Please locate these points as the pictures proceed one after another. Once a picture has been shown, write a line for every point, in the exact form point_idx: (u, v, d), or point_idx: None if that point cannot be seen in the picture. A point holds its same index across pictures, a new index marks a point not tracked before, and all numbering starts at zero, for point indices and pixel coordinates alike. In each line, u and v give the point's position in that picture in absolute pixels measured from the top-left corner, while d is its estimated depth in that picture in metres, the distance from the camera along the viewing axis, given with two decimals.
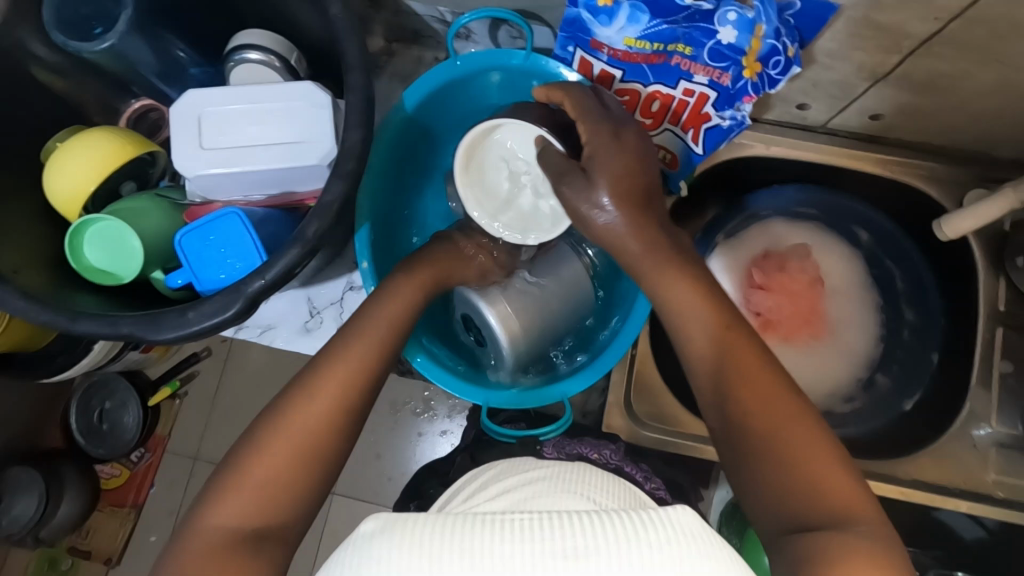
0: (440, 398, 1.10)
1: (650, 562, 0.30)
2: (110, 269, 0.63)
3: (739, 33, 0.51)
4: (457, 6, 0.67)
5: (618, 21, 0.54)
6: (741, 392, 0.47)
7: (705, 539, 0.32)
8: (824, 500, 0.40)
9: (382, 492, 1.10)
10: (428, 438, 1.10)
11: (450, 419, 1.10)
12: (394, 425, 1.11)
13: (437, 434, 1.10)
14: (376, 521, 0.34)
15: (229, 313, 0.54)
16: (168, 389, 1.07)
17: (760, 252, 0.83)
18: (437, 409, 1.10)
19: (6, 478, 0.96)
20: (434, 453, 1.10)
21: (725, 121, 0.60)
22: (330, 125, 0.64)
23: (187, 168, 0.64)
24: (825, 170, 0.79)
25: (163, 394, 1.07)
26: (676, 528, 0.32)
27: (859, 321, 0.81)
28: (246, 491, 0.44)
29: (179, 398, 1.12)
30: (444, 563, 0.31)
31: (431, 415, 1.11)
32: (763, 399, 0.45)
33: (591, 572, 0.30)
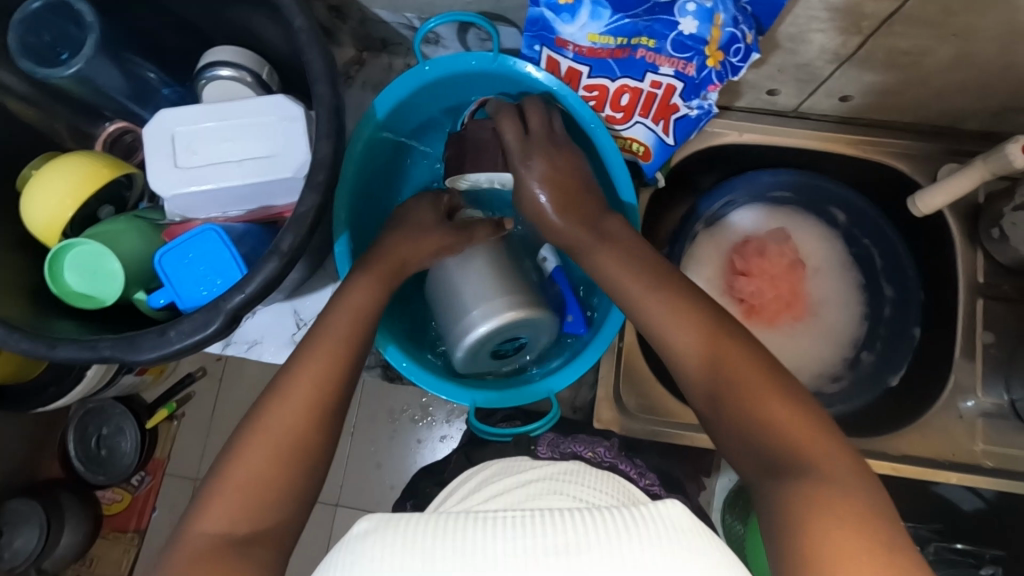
0: (437, 402, 1.10)
1: (642, 559, 0.30)
2: (91, 293, 0.63)
3: (699, 24, 0.52)
4: (423, 11, 0.68)
5: (580, 18, 0.54)
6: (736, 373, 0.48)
7: (696, 533, 0.33)
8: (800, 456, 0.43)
9: (382, 500, 1.10)
10: (428, 445, 1.11)
11: (450, 423, 1.10)
12: (394, 434, 1.11)
13: (437, 440, 1.11)
14: (369, 521, 0.34)
15: (211, 329, 0.54)
16: (164, 411, 1.07)
17: (741, 237, 0.83)
18: (435, 414, 1.11)
19: (7, 511, 0.96)
20: (434, 458, 1.10)
21: (694, 111, 0.60)
22: (302, 137, 0.64)
23: (159, 184, 0.64)
24: (797, 153, 0.80)
25: (160, 415, 1.07)
26: (666, 523, 0.32)
27: (841, 299, 0.82)
28: (231, 513, 0.45)
29: (177, 419, 1.12)
30: (437, 561, 0.31)
31: (429, 422, 1.11)
32: (749, 375, 0.48)
33: (582, 568, 0.30)
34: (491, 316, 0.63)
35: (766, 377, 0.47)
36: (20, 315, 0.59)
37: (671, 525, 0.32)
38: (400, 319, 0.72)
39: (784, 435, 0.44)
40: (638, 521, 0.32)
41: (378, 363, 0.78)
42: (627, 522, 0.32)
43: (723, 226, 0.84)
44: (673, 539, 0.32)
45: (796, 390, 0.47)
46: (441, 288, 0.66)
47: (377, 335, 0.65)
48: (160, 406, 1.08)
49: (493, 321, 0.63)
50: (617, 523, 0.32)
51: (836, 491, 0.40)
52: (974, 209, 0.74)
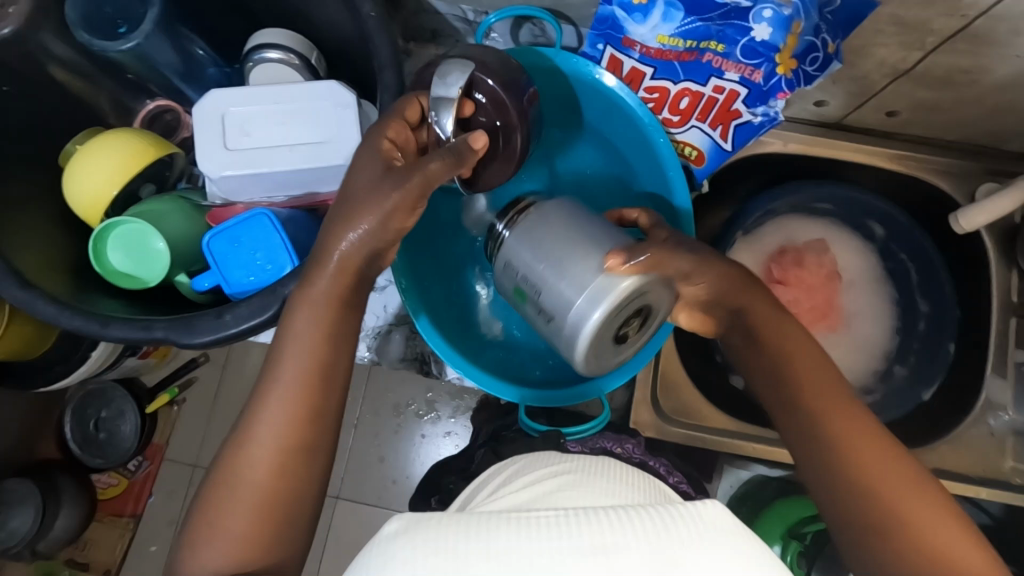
0: (443, 399, 1.10)
1: (676, 556, 0.31)
2: (134, 273, 0.62)
3: (773, 31, 0.52)
4: (481, 4, 0.67)
5: (652, 19, 0.54)
6: (796, 382, 0.51)
7: (729, 531, 0.33)
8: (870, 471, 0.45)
9: (388, 495, 1.09)
10: (432, 440, 1.10)
11: (455, 419, 1.10)
12: (398, 429, 1.11)
13: (442, 435, 1.10)
14: (400, 521, 0.34)
15: (267, 315, 0.53)
16: (166, 397, 1.05)
17: (777, 247, 0.83)
18: (440, 410, 1.11)
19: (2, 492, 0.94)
20: (439, 454, 1.10)
21: (757, 118, 0.60)
22: (355, 124, 0.63)
23: (203, 159, 0.63)
24: (840, 165, 0.80)
25: (162, 401, 1.05)
26: (700, 522, 0.33)
27: (873, 312, 0.82)
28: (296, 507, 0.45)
29: (177, 405, 1.11)
30: (471, 561, 0.31)
31: (434, 417, 1.11)
32: (789, 394, 0.51)
33: (618, 567, 0.31)
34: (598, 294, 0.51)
35: (830, 389, 0.50)
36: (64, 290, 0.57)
37: (705, 523, 0.33)
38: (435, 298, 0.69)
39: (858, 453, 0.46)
40: (670, 521, 0.33)
41: (413, 356, 0.77)
42: (658, 522, 0.33)
43: (761, 234, 0.83)
44: (710, 536, 0.33)
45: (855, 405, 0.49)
46: (530, 287, 0.56)
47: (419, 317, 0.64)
48: (162, 392, 1.07)
49: (609, 298, 0.51)
50: (649, 524, 0.33)
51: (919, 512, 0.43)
52: (1011, 229, 0.75)
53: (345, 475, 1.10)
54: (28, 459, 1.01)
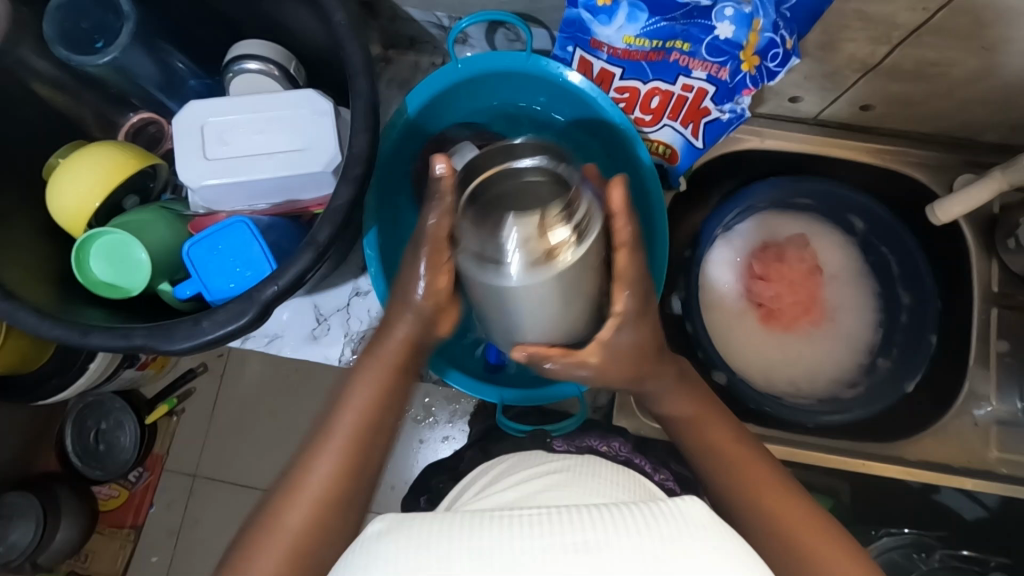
0: (439, 403, 1.10)
1: (658, 551, 0.33)
2: (116, 282, 0.63)
3: (736, 29, 0.52)
4: (455, 10, 0.68)
5: (617, 20, 0.55)
6: (716, 431, 0.58)
7: (712, 527, 0.35)
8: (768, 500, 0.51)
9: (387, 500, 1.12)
10: (430, 444, 1.11)
11: (451, 424, 1.10)
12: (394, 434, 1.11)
13: (439, 440, 1.11)
14: (383, 521, 0.36)
15: (244, 320, 0.54)
16: (165, 406, 1.06)
17: (758, 243, 0.83)
18: (437, 415, 1.10)
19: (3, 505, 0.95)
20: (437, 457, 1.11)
21: (725, 115, 0.61)
22: (332, 131, 0.64)
23: (184, 168, 0.64)
24: (818, 160, 0.80)
25: (161, 411, 1.06)
26: (684, 520, 0.35)
27: (856, 305, 0.82)
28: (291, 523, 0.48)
29: (177, 415, 1.11)
30: (456, 560, 0.33)
31: (431, 422, 1.11)
32: (707, 434, 0.58)
33: (601, 562, 0.32)
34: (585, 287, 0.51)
35: (737, 436, 0.57)
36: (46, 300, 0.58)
37: (689, 520, 0.35)
38: None
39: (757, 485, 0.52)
40: (655, 519, 0.35)
41: None
42: (642, 519, 0.34)
43: (744, 229, 0.84)
44: (693, 533, 0.34)
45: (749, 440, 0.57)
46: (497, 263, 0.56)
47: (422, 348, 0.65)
48: (161, 402, 1.07)
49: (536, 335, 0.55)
50: (634, 522, 0.34)
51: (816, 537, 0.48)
52: (990, 220, 0.75)
53: None
54: (27, 472, 1.03)
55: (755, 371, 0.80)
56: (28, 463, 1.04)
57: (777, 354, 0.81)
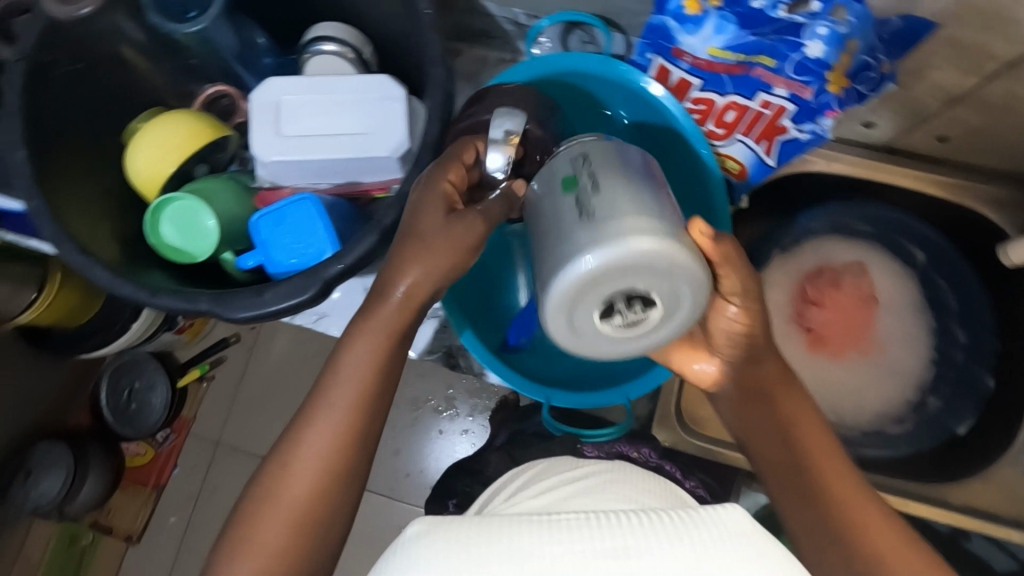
0: (461, 396, 1.12)
1: (698, 554, 0.34)
2: (185, 247, 0.64)
3: (827, 48, 0.51)
4: (533, 7, 0.68)
5: (704, 30, 0.54)
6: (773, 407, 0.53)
7: (754, 535, 0.36)
8: (836, 491, 0.47)
9: (403, 487, 1.11)
10: (449, 437, 1.12)
11: (472, 418, 1.11)
12: (413, 423, 1.12)
13: (459, 433, 1.12)
14: (421, 524, 0.37)
15: (308, 295, 0.54)
16: (197, 371, 1.09)
17: (812, 267, 0.81)
18: (458, 407, 1.12)
19: (35, 455, 0.98)
20: (455, 452, 1.11)
21: (804, 134, 0.59)
22: (404, 118, 0.65)
23: (258, 138, 0.65)
24: (884, 188, 0.78)
25: (192, 375, 1.08)
26: (725, 526, 0.36)
27: (910, 340, 0.79)
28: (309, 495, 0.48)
29: (206, 381, 1.14)
30: (490, 559, 0.34)
31: (452, 414, 1.12)
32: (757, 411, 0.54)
33: (641, 566, 0.34)
34: (632, 331, 0.47)
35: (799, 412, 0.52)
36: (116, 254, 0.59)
37: (730, 529, 0.36)
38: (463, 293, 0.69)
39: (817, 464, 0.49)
40: (696, 527, 0.36)
41: (441, 348, 0.77)
42: (682, 527, 0.36)
43: (800, 251, 0.82)
44: (731, 536, 0.36)
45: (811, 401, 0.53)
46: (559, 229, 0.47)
47: (456, 320, 0.64)
48: (193, 367, 1.10)
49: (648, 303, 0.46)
50: (672, 530, 0.36)
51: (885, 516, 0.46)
52: None
53: None
54: (60, 427, 1.06)
55: None
56: (62, 415, 1.07)
57: (821, 382, 0.79)
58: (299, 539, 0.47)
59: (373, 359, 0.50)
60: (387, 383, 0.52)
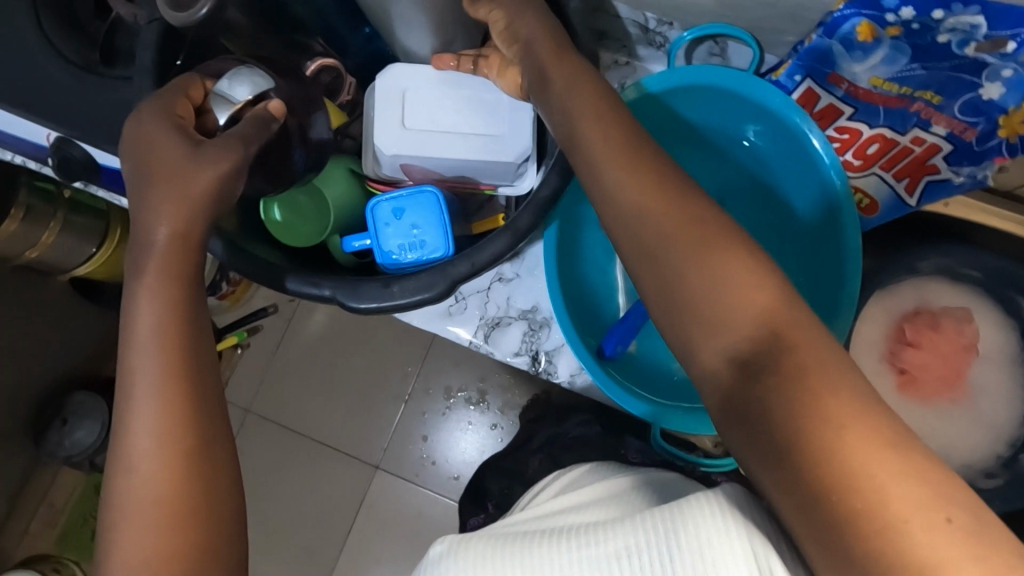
0: (494, 391, 1.11)
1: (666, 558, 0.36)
2: (297, 228, 0.63)
3: (1007, 91, 0.49)
4: (667, 14, 0.66)
5: (871, 59, 0.52)
6: (781, 347, 0.37)
7: (727, 531, 0.36)
8: (855, 458, 0.33)
9: (428, 475, 1.11)
10: (477, 429, 1.11)
11: (501, 413, 1.11)
12: (445, 412, 1.12)
13: (487, 427, 1.11)
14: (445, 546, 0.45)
15: (433, 293, 0.52)
16: (234, 338, 1.07)
17: (911, 308, 0.78)
18: (489, 402, 1.11)
19: (70, 402, 0.96)
20: (482, 447, 1.10)
21: (959, 177, 0.57)
22: (528, 120, 0.63)
23: (443, 160, 0.63)
24: (998, 233, 0.75)
25: (230, 342, 1.06)
26: (701, 528, 0.36)
27: (1006, 393, 0.76)
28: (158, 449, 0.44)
29: (240, 348, 1.15)
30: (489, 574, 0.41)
31: (482, 407, 1.11)
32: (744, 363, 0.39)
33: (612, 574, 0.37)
34: None
35: (809, 346, 0.37)
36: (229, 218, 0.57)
37: (702, 525, 0.36)
38: (565, 288, 0.67)
39: (834, 423, 0.34)
40: (673, 531, 0.37)
41: (528, 352, 0.75)
42: (656, 531, 0.37)
43: (898, 289, 0.79)
44: (708, 539, 0.36)
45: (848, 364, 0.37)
46: None
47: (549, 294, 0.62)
48: (231, 334, 1.08)
49: None
50: (647, 535, 0.38)
51: (921, 500, 0.31)
52: None
53: (388, 447, 1.13)
54: (96, 378, 1.04)
55: None
56: (103, 366, 1.06)
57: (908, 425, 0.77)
58: (179, 494, 0.44)
59: (171, 312, 0.46)
60: (200, 328, 0.48)
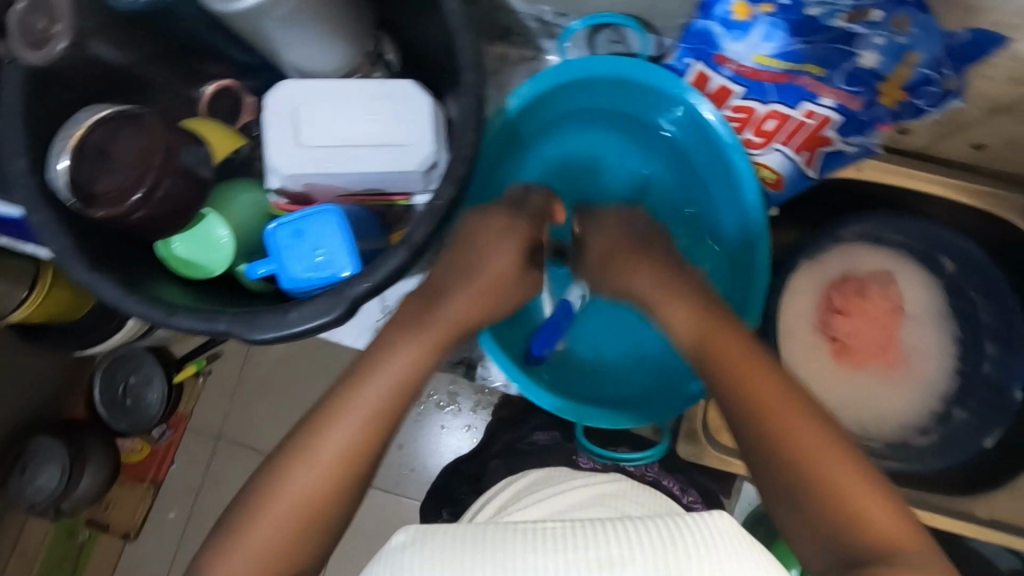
0: (466, 390, 1.02)
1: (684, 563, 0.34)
2: (198, 260, 0.60)
3: (883, 59, 0.49)
4: (563, 6, 0.64)
5: (752, 37, 0.52)
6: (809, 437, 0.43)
7: (737, 540, 0.36)
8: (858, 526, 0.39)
9: (408, 484, 1.03)
10: (451, 432, 1.04)
11: (474, 413, 1.03)
12: (417, 417, 1.04)
13: (462, 429, 1.04)
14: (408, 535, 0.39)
15: (335, 315, 0.51)
16: (193, 368, 0.98)
17: (839, 275, 0.78)
18: (461, 402, 1.03)
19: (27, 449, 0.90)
20: (458, 449, 1.03)
21: (850, 147, 0.57)
22: (430, 127, 0.61)
23: (351, 174, 0.62)
24: (914, 195, 0.76)
25: (188, 372, 0.98)
26: (711, 531, 0.36)
27: (936, 350, 0.77)
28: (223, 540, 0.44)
29: (202, 376, 1.05)
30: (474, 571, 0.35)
31: (455, 408, 1.04)
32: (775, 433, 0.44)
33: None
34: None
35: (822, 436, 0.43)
36: (109, 249, 0.56)
37: (719, 533, 0.36)
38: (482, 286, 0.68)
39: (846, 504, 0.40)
40: (683, 531, 0.36)
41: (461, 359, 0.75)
42: (673, 531, 0.36)
43: (825, 258, 0.79)
44: (721, 544, 0.35)
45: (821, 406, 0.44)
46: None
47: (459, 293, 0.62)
48: (190, 362, 0.99)
49: None
50: (662, 533, 0.36)
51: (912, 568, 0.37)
52: None
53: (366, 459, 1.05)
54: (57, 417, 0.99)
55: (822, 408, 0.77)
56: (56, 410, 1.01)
57: (847, 393, 0.77)
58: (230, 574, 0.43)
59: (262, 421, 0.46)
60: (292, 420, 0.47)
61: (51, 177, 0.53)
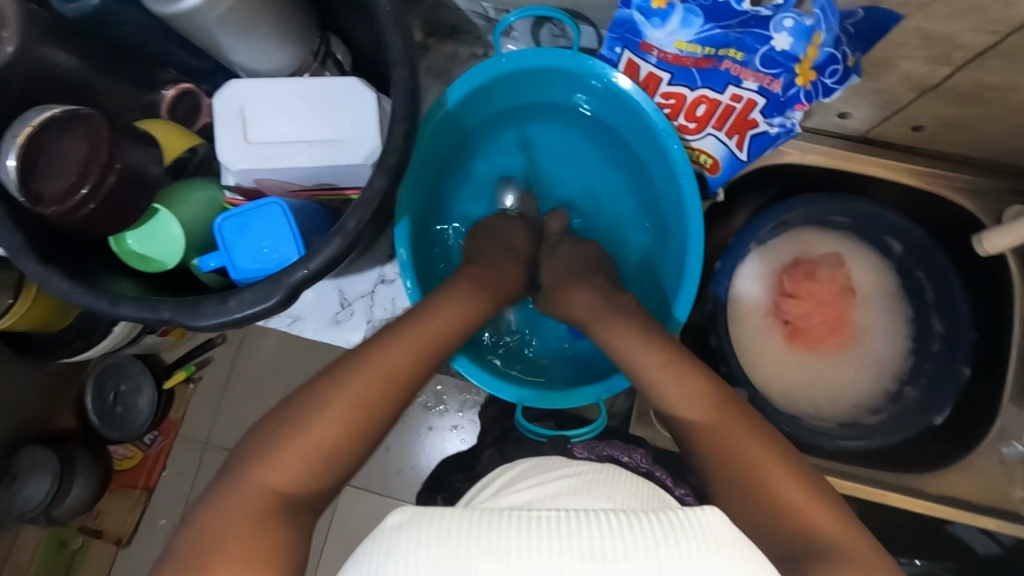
0: (451, 391, 1.01)
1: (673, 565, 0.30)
2: (152, 255, 0.63)
3: (794, 41, 0.50)
4: (501, 2, 0.67)
5: (670, 24, 0.53)
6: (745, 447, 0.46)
7: (731, 542, 0.32)
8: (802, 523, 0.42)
9: (395, 485, 1.03)
10: (438, 432, 1.03)
11: (462, 414, 1.02)
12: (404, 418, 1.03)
13: (448, 429, 1.03)
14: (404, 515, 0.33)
15: (271, 301, 0.53)
16: (183, 373, 1.01)
17: (791, 259, 0.81)
18: (448, 403, 1.02)
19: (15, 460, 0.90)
20: (444, 448, 1.03)
21: (773, 128, 0.59)
22: (373, 121, 0.64)
23: (297, 169, 0.64)
24: (860, 178, 0.78)
25: (179, 377, 1.01)
26: (704, 531, 0.32)
27: (886, 329, 0.79)
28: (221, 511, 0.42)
29: (193, 382, 1.06)
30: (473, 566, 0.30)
31: (441, 409, 1.02)
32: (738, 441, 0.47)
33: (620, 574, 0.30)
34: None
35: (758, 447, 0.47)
36: (64, 246, 0.58)
37: (708, 533, 0.32)
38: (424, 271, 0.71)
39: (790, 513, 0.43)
40: (676, 528, 0.32)
41: None
42: (667, 527, 0.32)
43: (775, 244, 0.81)
44: (709, 546, 0.32)
45: (744, 410, 0.49)
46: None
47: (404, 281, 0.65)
48: (180, 368, 1.02)
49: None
50: (653, 531, 0.31)
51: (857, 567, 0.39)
52: None
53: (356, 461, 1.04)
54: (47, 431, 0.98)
55: (775, 390, 0.78)
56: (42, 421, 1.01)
57: (800, 374, 0.79)
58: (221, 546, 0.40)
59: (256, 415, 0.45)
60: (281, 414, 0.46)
61: (1, 172, 0.55)
